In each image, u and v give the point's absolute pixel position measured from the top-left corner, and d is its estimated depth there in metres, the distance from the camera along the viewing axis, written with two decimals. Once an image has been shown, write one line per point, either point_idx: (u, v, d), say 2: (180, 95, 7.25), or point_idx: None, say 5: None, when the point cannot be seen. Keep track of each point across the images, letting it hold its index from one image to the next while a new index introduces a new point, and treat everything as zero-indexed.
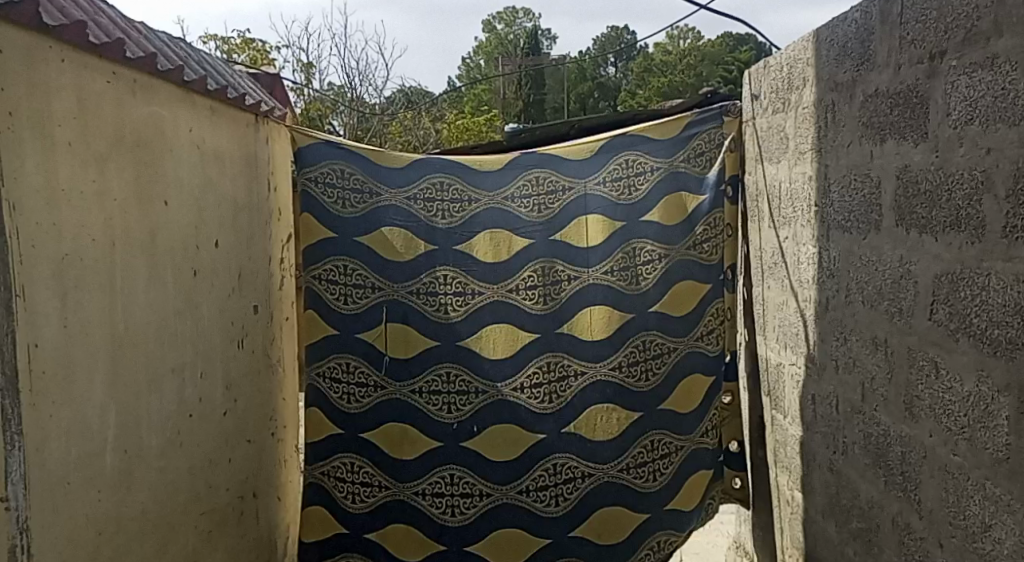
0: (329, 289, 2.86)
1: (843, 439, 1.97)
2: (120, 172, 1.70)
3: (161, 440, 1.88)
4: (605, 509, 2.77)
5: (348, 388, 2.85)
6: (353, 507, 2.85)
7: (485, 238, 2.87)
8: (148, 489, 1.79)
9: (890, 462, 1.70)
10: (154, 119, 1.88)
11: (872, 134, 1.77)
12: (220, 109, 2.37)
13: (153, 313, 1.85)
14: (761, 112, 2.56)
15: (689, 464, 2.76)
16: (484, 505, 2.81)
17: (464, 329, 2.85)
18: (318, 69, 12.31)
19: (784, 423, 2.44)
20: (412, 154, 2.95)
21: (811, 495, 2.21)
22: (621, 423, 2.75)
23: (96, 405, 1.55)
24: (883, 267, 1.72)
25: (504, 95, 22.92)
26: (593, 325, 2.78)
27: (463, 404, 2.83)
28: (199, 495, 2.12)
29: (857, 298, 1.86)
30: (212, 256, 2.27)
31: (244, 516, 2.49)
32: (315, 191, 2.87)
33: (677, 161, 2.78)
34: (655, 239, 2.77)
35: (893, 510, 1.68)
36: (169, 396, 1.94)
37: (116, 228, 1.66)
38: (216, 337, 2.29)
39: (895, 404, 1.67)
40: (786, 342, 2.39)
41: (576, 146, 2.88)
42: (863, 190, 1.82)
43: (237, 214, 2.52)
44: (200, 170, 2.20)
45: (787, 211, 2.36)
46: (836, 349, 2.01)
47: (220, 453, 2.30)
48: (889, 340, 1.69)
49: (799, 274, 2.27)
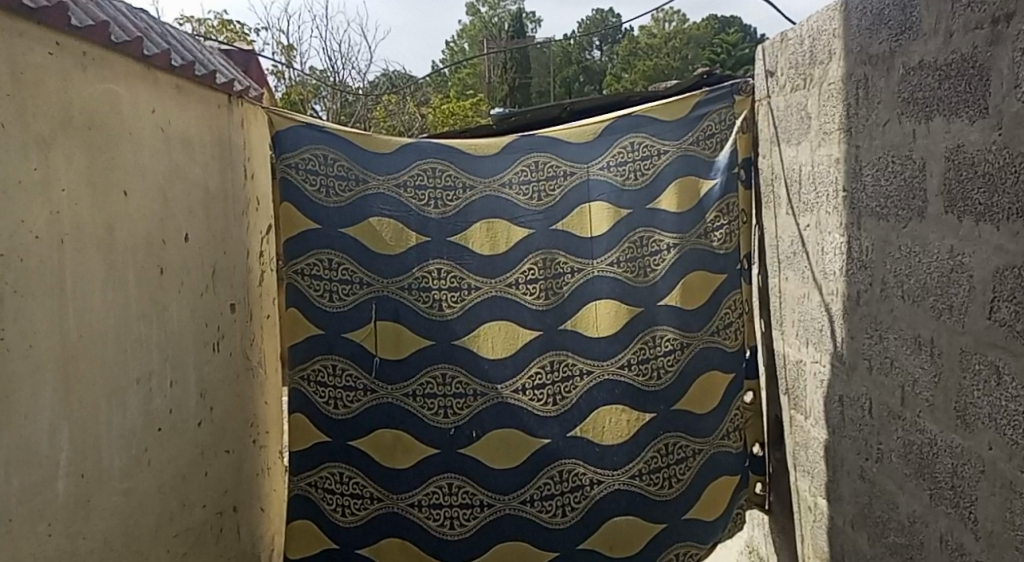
0: (313, 285, 2.66)
1: (877, 446, 1.81)
2: (68, 158, 1.48)
3: (125, 459, 1.67)
4: (616, 520, 2.60)
5: (335, 392, 2.66)
6: (344, 520, 2.67)
7: (481, 229, 2.68)
8: (111, 515, 1.59)
9: (937, 474, 1.53)
10: (110, 97, 1.66)
11: (915, 110, 1.58)
12: (187, 88, 2.15)
13: (112, 319, 1.65)
14: (777, 91, 2.39)
15: (710, 470, 2.59)
16: (486, 517, 2.64)
17: (460, 327, 2.66)
18: (299, 53, 11.99)
19: (805, 424, 2.29)
20: (401, 137, 2.74)
21: (839, 503, 2.06)
22: (631, 426, 2.59)
23: (44, 427, 1.35)
24: (928, 258, 1.55)
25: (489, 79, 22.59)
26: (599, 320, 2.61)
27: (461, 407, 2.65)
28: (171, 516, 1.92)
29: (895, 293, 1.70)
30: (181, 251, 2.06)
31: (222, 533, 2.29)
32: (295, 178, 2.66)
33: (687, 143, 2.60)
34: (665, 228, 2.59)
35: (940, 527, 1.52)
36: (134, 408, 1.74)
37: (64, 223, 1.45)
38: (187, 340, 2.08)
39: (944, 410, 1.50)
40: (808, 338, 2.24)
41: (578, 128, 2.69)
42: (904, 173, 1.64)
43: (210, 203, 2.30)
44: (166, 156, 1.98)
45: (808, 196, 2.19)
46: (869, 348, 1.85)
47: (194, 467, 2.10)
48: (936, 340, 1.52)
49: (824, 264, 2.11)
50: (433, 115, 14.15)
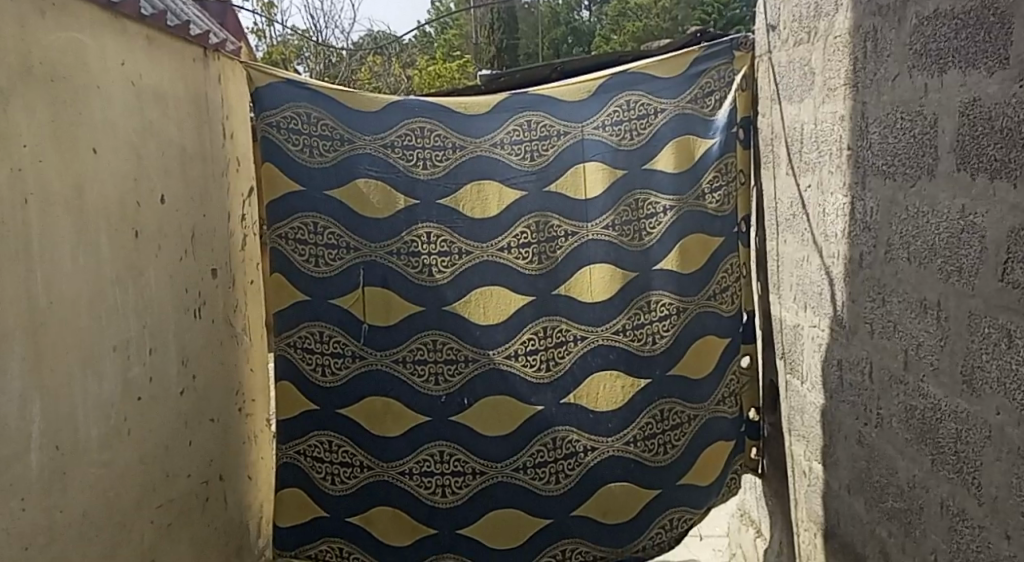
0: (298, 250, 2.57)
1: (877, 411, 1.78)
2: (30, 111, 1.37)
3: (103, 429, 1.61)
4: (609, 486, 2.59)
5: (322, 360, 2.59)
6: (333, 489, 2.63)
7: (472, 191, 2.60)
8: (89, 488, 1.53)
9: (939, 439, 1.49)
10: (74, 47, 1.55)
11: (927, 63, 1.50)
12: (159, 40, 2.03)
13: (84, 284, 1.56)
14: (779, 46, 2.30)
15: (705, 435, 2.57)
16: (478, 484, 2.61)
17: (451, 292, 2.59)
18: (280, 10, 11.62)
19: (801, 389, 2.27)
20: (387, 95, 2.63)
21: (835, 468, 2.05)
22: (626, 392, 2.55)
23: (13, 399, 1.27)
24: (936, 218, 1.48)
25: (477, 41, 22.10)
26: (594, 285, 2.56)
27: (453, 374, 2.60)
28: (153, 487, 1.87)
29: (900, 255, 1.64)
30: (157, 213, 1.96)
31: (207, 503, 2.24)
32: (277, 137, 2.55)
33: (684, 101, 2.52)
34: (661, 189, 2.52)
35: (941, 492, 1.49)
36: (111, 378, 1.66)
37: (28, 181, 1.35)
38: (166, 307, 2.00)
39: (949, 375, 1.45)
40: (807, 302, 2.20)
41: (572, 85, 2.59)
42: (913, 129, 1.57)
43: (187, 163, 2.20)
44: (138, 111, 1.87)
45: (810, 155, 2.13)
46: (870, 312, 1.81)
47: (177, 436, 2.04)
48: (943, 303, 1.47)
49: (824, 226, 2.06)
50: (418, 77, 13.83)
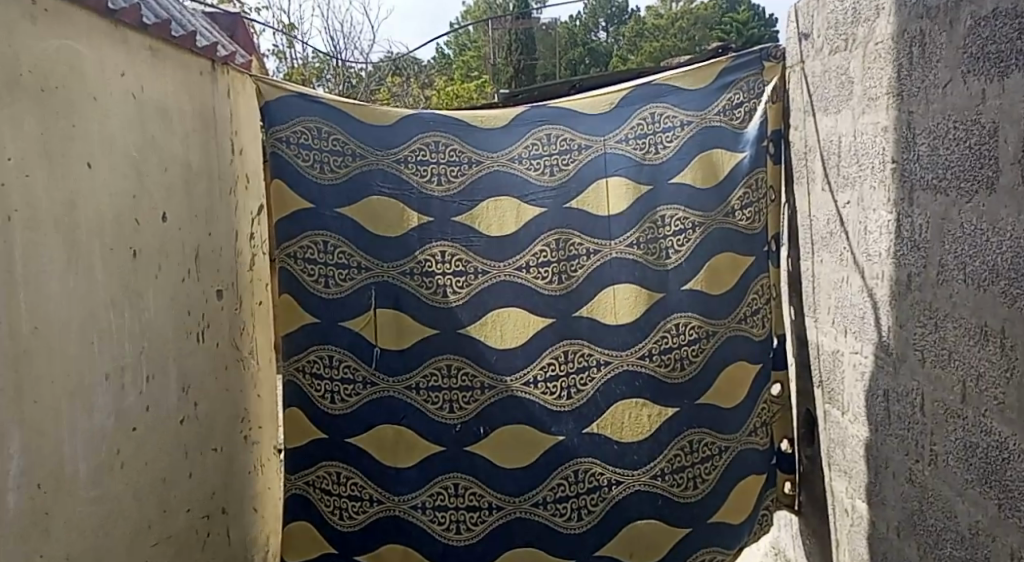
0: (308, 269, 2.48)
1: (931, 448, 1.63)
2: (17, 123, 1.29)
3: (93, 462, 1.50)
4: (635, 524, 2.43)
5: (332, 386, 2.49)
6: (343, 524, 2.51)
7: (490, 207, 2.49)
8: (75, 529, 1.42)
9: (1007, 482, 1.32)
10: (68, 55, 1.48)
11: (985, 66, 1.35)
12: (162, 51, 1.96)
13: (75, 306, 1.47)
14: (813, 55, 2.18)
15: (736, 469, 2.41)
16: (495, 521, 2.47)
17: (466, 315, 2.48)
18: (300, 32, 11.76)
19: (842, 420, 2.12)
20: (402, 109, 2.55)
21: (881, 508, 1.89)
22: (651, 422, 2.41)
23: None
24: (999, 237, 1.32)
25: (495, 60, 22.25)
26: (617, 306, 2.43)
27: (467, 402, 2.47)
28: (146, 523, 1.75)
29: (956, 277, 1.49)
30: (158, 232, 1.88)
31: (206, 537, 2.12)
32: (287, 153, 2.47)
33: (711, 113, 2.40)
34: (688, 205, 2.40)
35: (1010, 542, 1.31)
36: (103, 407, 1.56)
37: (12, 197, 1.26)
38: (166, 330, 1.91)
39: (1016, 411, 1.28)
40: (847, 327, 2.06)
41: (593, 98, 2.49)
42: (969, 139, 1.41)
43: (192, 180, 2.12)
44: (138, 125, 1.79)
45: (849, 169, 2.00)
46: (921, 339, 1.66)
47: (175, 467, 1.93)
48: (1008, 330, 1.30)
49: (867, 246, 1.92)
50: (437, 97, 13.90)
